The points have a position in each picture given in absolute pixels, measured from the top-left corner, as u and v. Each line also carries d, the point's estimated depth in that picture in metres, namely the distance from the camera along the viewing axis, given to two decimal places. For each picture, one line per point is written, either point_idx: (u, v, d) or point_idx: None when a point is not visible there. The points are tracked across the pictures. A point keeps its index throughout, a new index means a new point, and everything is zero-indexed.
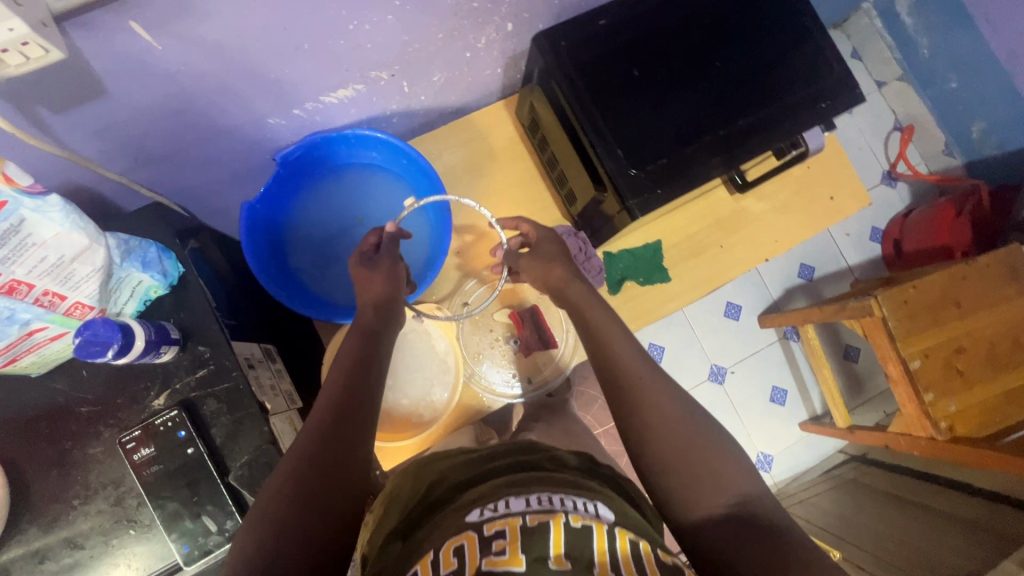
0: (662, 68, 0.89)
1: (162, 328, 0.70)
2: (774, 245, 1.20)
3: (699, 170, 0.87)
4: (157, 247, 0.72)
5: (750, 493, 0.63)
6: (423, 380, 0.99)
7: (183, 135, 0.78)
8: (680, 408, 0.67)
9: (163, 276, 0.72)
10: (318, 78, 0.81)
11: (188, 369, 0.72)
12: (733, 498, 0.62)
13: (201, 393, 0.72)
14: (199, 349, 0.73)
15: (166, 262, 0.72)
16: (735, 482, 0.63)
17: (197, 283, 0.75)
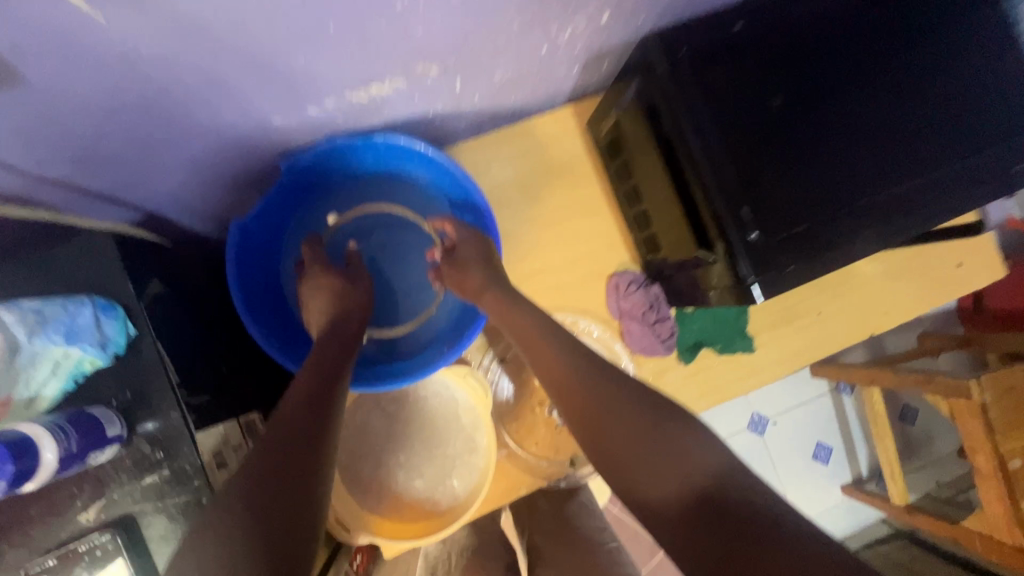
0: (812, 99, 0.65)
1: (94, 424, 0.56)
2: (883, 317, 0.97)
3: (846, 248, 0.64)
4: (94, 307, 0.59)
5: (719, 467, 0.51)
6: (444, 458, 0.79)
7: (150, 134, 0.56)
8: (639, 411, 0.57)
9: (102, 347, 0.59)
10: (343, 72, 0.58)
11: (132, 474, 0.60)
12: (707, 478, 0.50)
13: (147, 508, 0.60)
14: (145, 444, 0.60)
15: (106, 327, 0.59)
16: (701, 460, 0.51)
17: (151, 348, 0.62)
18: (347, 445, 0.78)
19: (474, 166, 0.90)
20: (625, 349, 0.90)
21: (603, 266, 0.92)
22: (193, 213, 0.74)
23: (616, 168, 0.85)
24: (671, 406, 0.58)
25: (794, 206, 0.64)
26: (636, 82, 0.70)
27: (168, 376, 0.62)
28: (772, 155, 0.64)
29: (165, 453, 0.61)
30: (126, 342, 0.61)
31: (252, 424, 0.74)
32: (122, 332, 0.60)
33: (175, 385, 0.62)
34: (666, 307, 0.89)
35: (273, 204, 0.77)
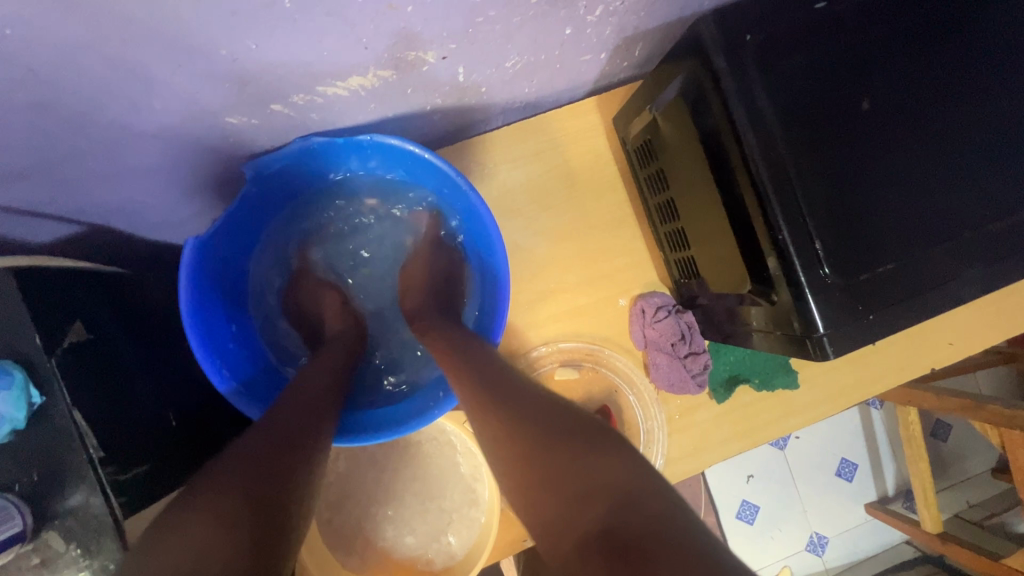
0: (913, 100, 0.51)
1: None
2: (948, 349, 0.84)
3: (945, 292, 0.51)
4: None
5: (631, 485, 0.38)
6: (439, 511, 0.69)
7: (67, 137, 0.44)
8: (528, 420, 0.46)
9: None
10: (310, 61, 0.45)
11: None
12: (607, 500, 0.38)
13: None
14: (62, 536, 0.47)
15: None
16: (606, 475, 0.39)
17: (65, 422, 0.47)
18: (327, 495, 0.68)
19: (480, 168, 0.77)
20: (650, 383, 0.79)
21: (628, 287, 0.79)
22: (146, 225, 0.63)
23: (650, 175, 0.72)
24: (592, 420, 0.46)
25: (885, 239, 0.50)
26: (684, 75, 0.56)
27: (85, 449, 0.47)
28: (859, 173, 0.50)
29: (82, 549, 0.47)
30: (29, 415, 0.47)
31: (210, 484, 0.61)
32: (19, 404, 0.46)
33: (94, 463, 0.48)
34: (700, 338, 0.76)
35: (248, 213, 0.65)
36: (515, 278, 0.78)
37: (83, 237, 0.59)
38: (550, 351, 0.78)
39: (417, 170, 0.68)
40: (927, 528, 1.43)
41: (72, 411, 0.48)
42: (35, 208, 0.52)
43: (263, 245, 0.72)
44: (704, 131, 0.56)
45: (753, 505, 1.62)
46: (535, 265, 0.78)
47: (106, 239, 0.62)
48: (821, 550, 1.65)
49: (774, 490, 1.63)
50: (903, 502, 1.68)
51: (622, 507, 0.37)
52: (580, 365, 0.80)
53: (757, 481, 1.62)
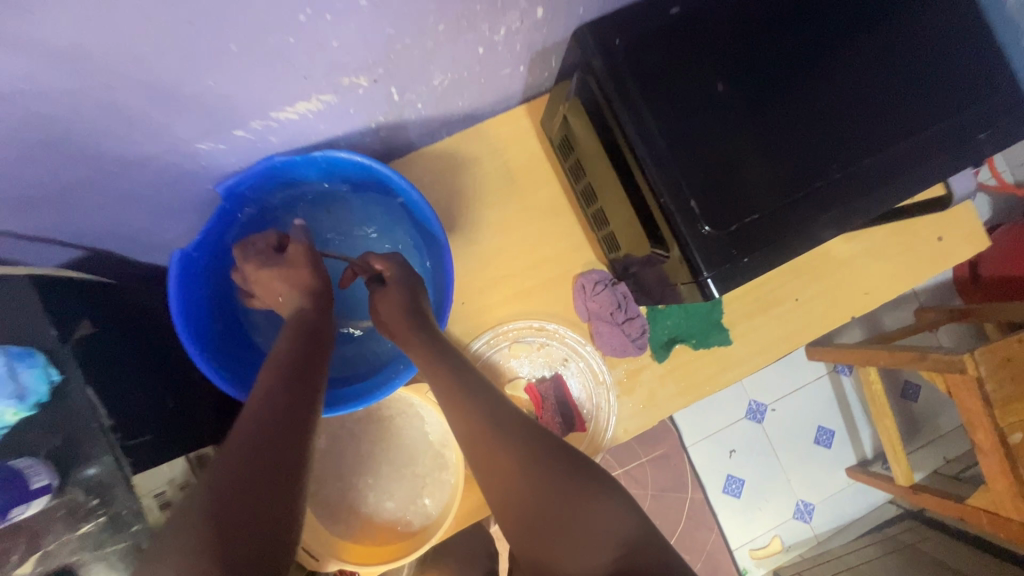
0: (760, 78, 0.62)
1: (16, 476, 0.51)
2: (864, 298, 0.94)
3: (806, 234, 0.61)
4: (10, 353, 0.52)
5: (629, 535, 0.54)
6: (414, 477, 0.78)
7: (66, 170, 0.54)
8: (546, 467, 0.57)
9: (22, 396, 0.52)
10: (262, 91, 0.56)
11: (67, 525, 0.54)
12: (613, 551, 0.53)
13: (89, 554, 0.54)
14: (81, 492, 0.54)
15: (23, 376, 0.52)
16: (610, 528, 0.54)
17: (82, 394, 0.55)
18: (312, 471, 0.76)
19: (429, 175, 0.88)
20: (597, 351, 0.88)
21: (569, 267, 0.89)
22: (137, 245, 0.73)
23: (572, 166, 0.82)
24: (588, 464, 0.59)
25: (748, 193, 0.61)
26: (578, 76, 0.67)
27: (97, 419, 0.56)
28: (722, 141, 0.61)
29: (99, 499, 0.55)
30: (49, 390, 0.54)
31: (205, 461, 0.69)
32: (41, 379, 0.53)
33: (105, 429, 0.56)
34: (634, 304, 0.87)
35: (225, 227, 0.76)
36: (469, 268, 0.88)
37: (84, 259, 0.69)
38: (505, 329, 0.88)
39: (367, 177, 0.79)
40: (900, 482, 1.51)
41: (86, 389, 0.56)
42: (41, 231, 0.61)
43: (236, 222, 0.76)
44: (597, 122, 0.66)
45: (738, 479, 1.69)
46: (485, 255, 0.88)
47: (103, 260, 0.72)
48: (809, 517, 1.71)
49: (757, 463, 1.70)
50: (882, 463, 1.73)
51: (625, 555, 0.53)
52: (534, 340, 0.89)
53: (740, 455, 1.69)
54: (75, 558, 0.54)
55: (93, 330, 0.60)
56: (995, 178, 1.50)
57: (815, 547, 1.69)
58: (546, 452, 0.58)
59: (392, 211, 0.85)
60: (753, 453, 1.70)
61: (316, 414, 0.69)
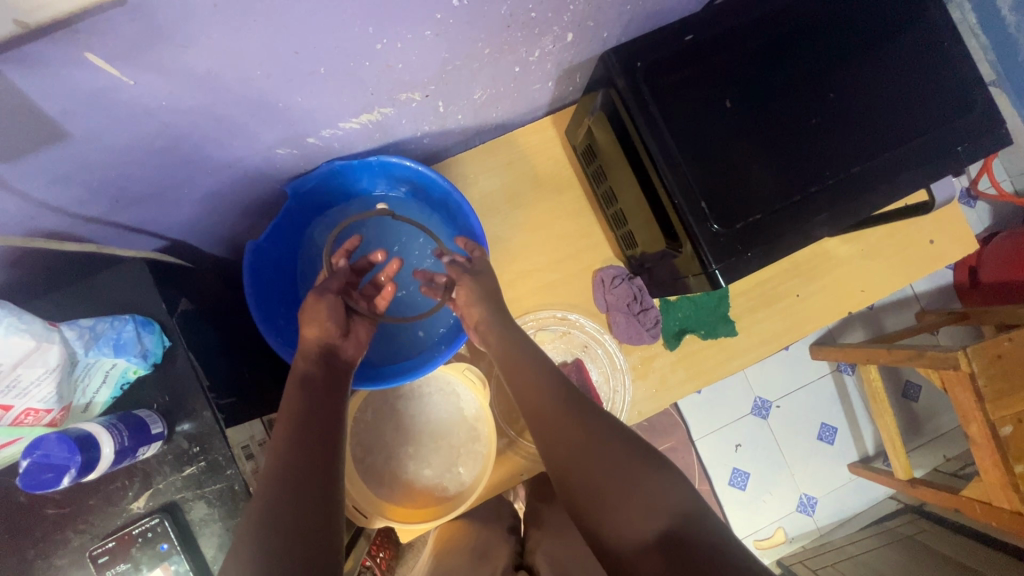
0: (762, 97, 0.71)
1: (140, 423, 0.60)
2: (861, 295, 1.02)
3: (803, 234, 0.70)
4: (135, 322, 0.61)
5: (683, 505, 0.59)
6: (450, 448, 0.87)
7: (174, 172, 0.64)
8: (608, 452, 0.63)
9: (145, 357, 0.62)
10: (336, 105, 0.66)
11: (175, 467, 0.63)
12: (669, 517, 0.57)
13: (189, 495, 0.63)
14: (184, 441, 0.63)
15: (145, 340, 0.61)
16: (665, 499, 0.59)
17: (186, 356, 0.64)
18: (361, 440, 0.86)
19: (464, 178, 0.98)
20: (613, 339, 0.97)
21: (589, 263, 0.98)
22: (212, 237, 0.83)
23: (593, 171, 0.92)
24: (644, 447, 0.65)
25: (753, 197, 0.69)
26: (602, 93, 0.77)
27: (199, 378, 0.64)
28: (729, 151, 0.70)
29: (200, 447, 0.63)
30: (163, 352, 0.64)
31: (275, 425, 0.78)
32: (159, 343, 0.63)
33: (206, 387, 0.64)
34: (649, 297, 0.95)
35: (286, 223, 0.86)
36: (498, 262, 0.97)
37: (169, 250, 0.79)
38: (531, 318, 0.97)
39: (411, 178, 0.89)
40: (898, 476, 1.57)
41: (187, 352, 0.64)
42: (141, 224, 0.70)
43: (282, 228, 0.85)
44: (620, 133, 0.76)
45: (744, 472, 1.76)
46: (514, 251, 0.98)
47: (184, 250, 0.82)
48: (813, 510, 1.78)
49: (762, 457, 1.78)
50: (884, 460, 1.80)
51: (679, 522, 0.57)
52: (557, 328, 0.98)
53: (746, 449, 1.77)
54: (183, 496, 0.63)
55: (190, 308, 0.70)
56: (993, 187, 1.57)
57: (818, 539, 1.75)
58: (604, 442, 0.64)
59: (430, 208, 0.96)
60: (758, 448, 1.77)
61: (367, 386, 0.79)
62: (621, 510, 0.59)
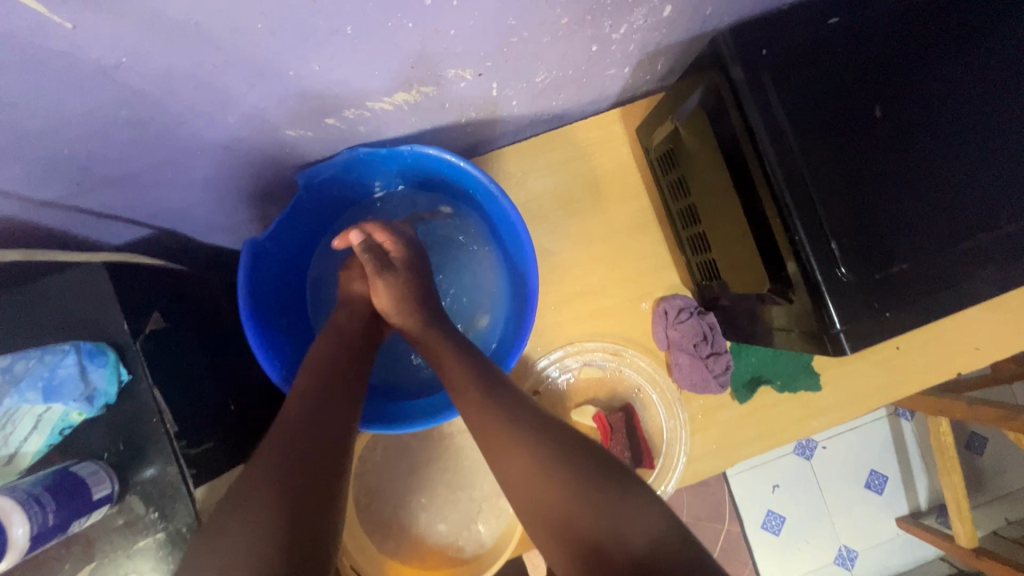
0: (926, 105, 0.53)
1: (78, 487, 0.50)
2: (974, 354, 0.84)
3: (959, 294, 0.53)
4: (78, 353, 0.51)
5: (664, 539, 0.47)
6: (470, 501, 0.74)
7: (151, 151, 0.50)
8: (580, 469, 0.51)
9: (90, 399, 0.51)
10: (363, 79, 0.50)
11: (125, 536, 0.53)
12: (647, 545, 0.46)
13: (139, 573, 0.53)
14: (138, 507, 0.53)
15: (93, 376, 0.51)
16: (638, 523, 0.48)
17: (148, 394, 0.53)
18: (366, 482, 0.73)
19: (510, 177, 0.82)
20: (673, 383, 0.81)
21: (650, 290, 0.83)
22: (207, 229, 0.69)
23: (672, 181, 0.75)
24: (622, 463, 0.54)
25: (900, 238, 0.52)
26: (705, 87, 0.60)
27: (163, 423, 0.54)
28: (873, 174, 0.53)
29: (160, 513, 0.53)
30: (117, 390, 0.53)
31: None
32: (112, 380, 0.52)
33: (171, 435, 0.54)
34: (721, 338, 0.79)
35: (295, 219, 0.72)
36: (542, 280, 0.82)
37: (154, 242, 0.66)
38: (575, 350, 0.82)
39: (449, 172, 0.74)
40: (960, 543, 1.37)
41: (152, 390, 0.54)
42: (114, 211, 0.57)
43: (285, 233, 0.72)
44: (723, 137, 0.59)
45: (780, 515, 1.57)
46: (562, 267, 0.82)
47: (173, 242, 0.68)
48: (851, 564, 1.59)
49: (801, 499, 1.58)
50: (937, 517, 1.60)
51: (655, 553, 0.46)
52: (606, 364, 0.83)
53: (783, 490, 1.57)
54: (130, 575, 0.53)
55: (160, 327, 0.57)
56: None
57: None
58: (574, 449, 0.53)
59: (462, 205, 0.82)
60: (797, 491, 1.58)
61: (393, 428, 0.66)
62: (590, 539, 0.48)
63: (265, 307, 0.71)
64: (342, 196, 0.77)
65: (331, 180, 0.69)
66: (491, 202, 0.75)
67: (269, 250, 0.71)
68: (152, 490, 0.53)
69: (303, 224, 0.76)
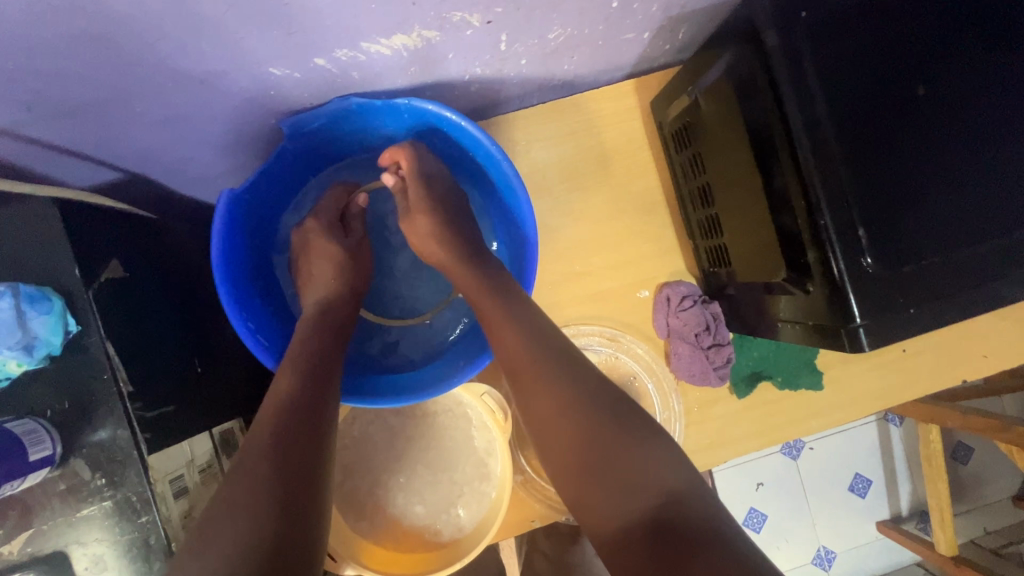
0: (976, 84, 0.49)
1: (11, 444, 0.46)
2: (981, 362, 0.81)
3: (988, 292, 0.49)
4: (17, 296, 0.47)
5: (677, 484, 0.43)
6: (451, 483, 0.71)
7: (114, 77, 0.45)
8: (590, 425, 0.46)
9: (29, 348, 0.47)
10: (356, 13, 0.45)
11: (67, 502, 0.50)
12: (654, 496, 0.42)
13: (81, 542, 0.50)
14: (84, 472, 0.49)
15: (32, 323, 0.46)
16: (648, 471, 0.44)
17: (98, 348, 0.49)
18: (342, 458, 0.70)
19: (512, 145, 0.77)
20: (670, 373, 0.78)
21: (653, 274, 0.78)
22: (181, 177, 0.64)
23: (686, 160, 0.71)
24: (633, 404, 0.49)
25: (934, 230, 0.48)
26: (728, 57, 0.55)
27: (116, 382, 0.50)
28: (909, 159, 0.48)
29: (108, 479, 0.50)
30: (63, 342, 0.49)
31: (229, 441, 0.64)
32: (56, 330, 0.48)
33: (124, 397, 0.50)
34: (725, 330, 0.75)
35: (279, 173, 0.68)
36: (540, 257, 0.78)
37: (123, 186, 0.61)
38: (570, 332, 0.78)
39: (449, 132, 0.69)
40: (940, 550, 1.34)
41: (105, 343, 0.50)
42: (74, 147, 0.53)
43: (267, 185, 0.68)
44: (747, 111, 0.54)
45: (762, 513, 1.54)
46: (563, 245, 0.78)
47: (145, 188, 0.64)
48: (829, 565, 1.57)
49: (784, 499, 1.55)
50: (917, 523, 1.57)
51: (669, 506, 0.42)
52: (601, 350, 0.79)
53: (768, 488, 1.54)
54: (72, 544, 0.50)
55: (115, 278, 0.53)
56: None
57: None
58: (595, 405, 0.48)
59: (461, 168, 0.77)
60: (781, 489, 1.54)
61: (399, 403, 0.62)
62: (598, 488, 0.45)
63: (244, 266, 0.67)
64: (332, 150, 0.72)
65: (320, 132, 0.64)
66: (493, 168, 0.70)
67: (251, 203, 0.66)
68: (101, 454, 0.49)
69: (288, 177, 0.71)
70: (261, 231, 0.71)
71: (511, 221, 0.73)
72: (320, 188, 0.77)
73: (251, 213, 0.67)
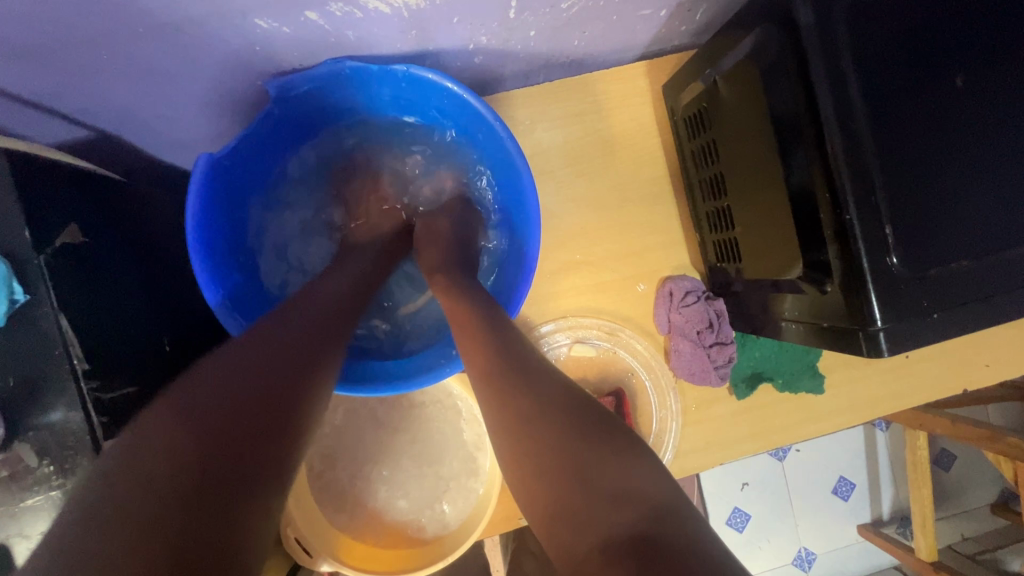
0: (1017, 77, 0.45)
1: None
2: (984, 371, 0.79)
3: (1017, 299, 0.46)
4: None
5: None
6: (436, 478, 0.67)
7: (75, 18, 0.40)
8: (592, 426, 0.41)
9: None
10: None
11: (10, 490, 0.46)
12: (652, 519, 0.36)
13: (27, 533, 0.46)
14: (32, 456, 0.46)
15: None
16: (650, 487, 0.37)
17: (49, 320, 0.45)
18: (322, 447, 0.67)
19: (516, 125, 0.73)
20: (669, 370, 0.75)
21: (656, 267, 0.75)
22: (156, 139, 0.59)
23: (699, 148, 0.67)
24: None
25: (962, 230, 0.45)
26: (753, 38, 0.52)
27: (69, 358, 0.46)
28: (943, 156, 0.45)
29: (56, 466, 0.46)
30: (10, 313, 0.45)
31: None
32: (0, 297, 0.44)
33: (78, 375, 0.46)
34: (729, 328, 0.72)
35: (262, 140, 0.63)
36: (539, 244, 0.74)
37: (92, 145, 0.57)
38: (567, 325, 0.75)
39: (448, 105, 0.65)
40: (920, 555, 1.33)
41: (58, 316, 0.45)
42: (35, 97, 0.48)
43: (252, 152, 0.63)
44: (771, 97, 0.51)
45: (745, 513, 1.53)
46: (563, 233, 0.74)
47: (117, 149, 0.59)
48: (808, 566, 1.57)
49: (768, 500, 1.54)
50: (897, 527, 1.58)
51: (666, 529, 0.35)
52: (599, 344, 0.76)
53: (752, 489, 1.53)
54: (14, 537, 0.46)
55: (77, 245, 0.49)
56: None
57: None
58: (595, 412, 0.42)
59: (460, 145, 0.73)
60: (766, 490, 1.54)
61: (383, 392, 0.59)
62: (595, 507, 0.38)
63: (224, 237, 0.62)
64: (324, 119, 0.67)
65: (311, 97, 0.60)
66: (494, 147, 0.66)
67: (232, 170, 0.61)
68: (51, 439, 0.46)
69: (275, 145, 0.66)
70: (244, 202, 0.67)
71: (513, 204, 0.70)
72: (309, 160, 0.73)
73: (233, 181, 0.63)
